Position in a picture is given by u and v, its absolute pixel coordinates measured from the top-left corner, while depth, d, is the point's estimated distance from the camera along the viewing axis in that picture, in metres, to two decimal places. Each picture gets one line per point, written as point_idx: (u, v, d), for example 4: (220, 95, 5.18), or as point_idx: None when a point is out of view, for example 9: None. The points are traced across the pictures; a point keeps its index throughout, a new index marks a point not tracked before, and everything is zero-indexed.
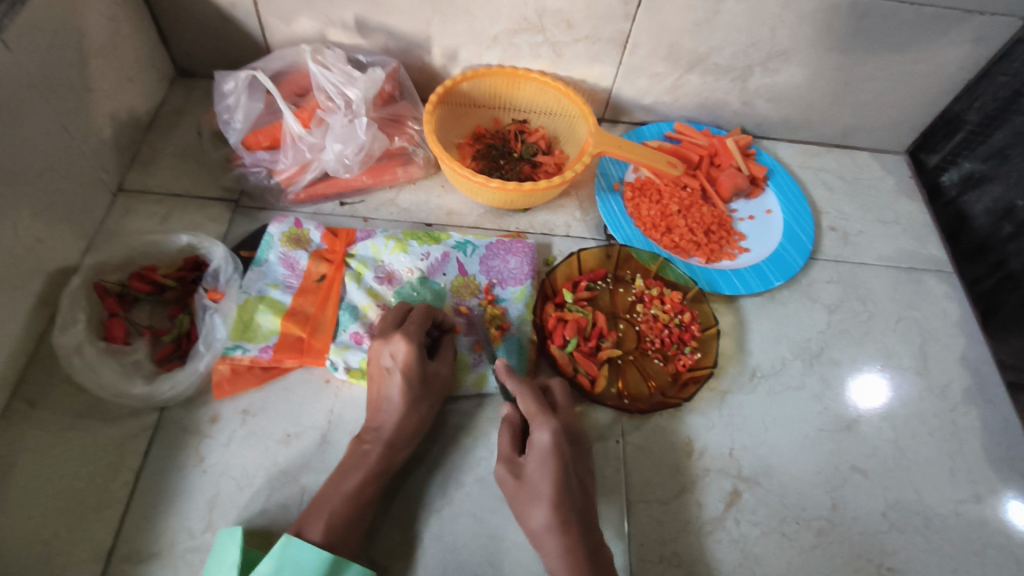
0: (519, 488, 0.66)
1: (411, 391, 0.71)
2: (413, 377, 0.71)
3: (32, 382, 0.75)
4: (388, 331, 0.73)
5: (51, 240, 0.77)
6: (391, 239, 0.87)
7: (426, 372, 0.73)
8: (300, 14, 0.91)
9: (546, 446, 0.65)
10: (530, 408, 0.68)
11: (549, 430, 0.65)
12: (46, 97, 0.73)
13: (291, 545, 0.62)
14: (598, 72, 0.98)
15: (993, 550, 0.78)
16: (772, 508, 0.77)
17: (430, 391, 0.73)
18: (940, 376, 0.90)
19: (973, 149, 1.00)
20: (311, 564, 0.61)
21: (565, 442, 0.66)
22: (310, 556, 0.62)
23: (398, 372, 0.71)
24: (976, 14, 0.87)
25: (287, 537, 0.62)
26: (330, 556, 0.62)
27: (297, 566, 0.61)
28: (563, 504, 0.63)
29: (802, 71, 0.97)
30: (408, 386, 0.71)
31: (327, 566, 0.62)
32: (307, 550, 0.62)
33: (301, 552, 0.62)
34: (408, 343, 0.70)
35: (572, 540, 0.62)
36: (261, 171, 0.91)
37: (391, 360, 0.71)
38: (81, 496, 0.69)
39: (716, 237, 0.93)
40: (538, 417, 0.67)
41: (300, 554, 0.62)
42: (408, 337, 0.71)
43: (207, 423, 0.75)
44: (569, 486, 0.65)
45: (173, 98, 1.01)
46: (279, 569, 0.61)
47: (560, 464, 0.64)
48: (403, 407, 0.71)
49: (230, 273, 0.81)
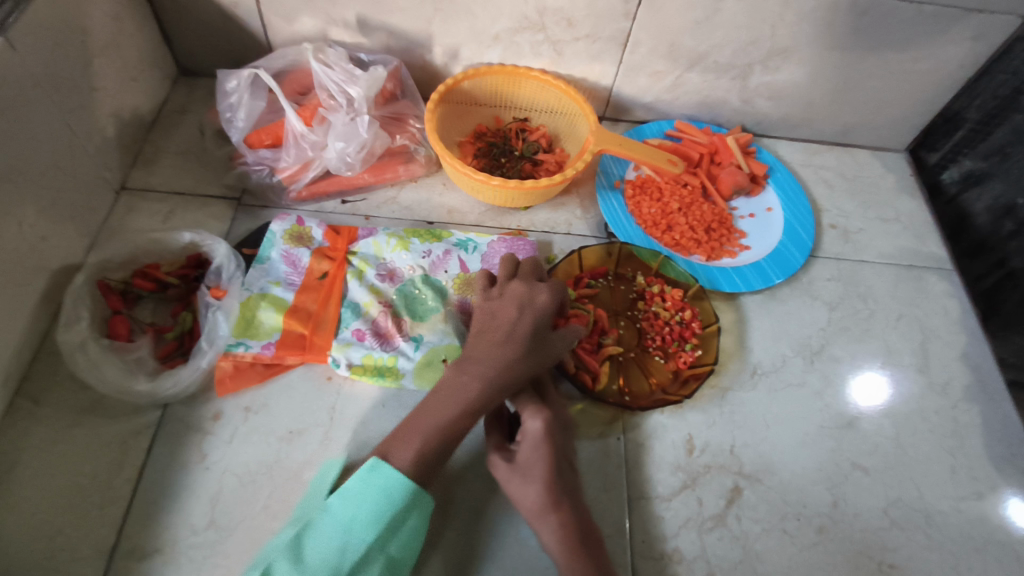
0: (509, 473, 0.66)
1: (524, 340, 0.68)
2: (535, 327, 0.69)
3: (36, 379, 0.75)
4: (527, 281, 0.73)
5: (55, 238, 0.78)
6: (393, 237, 0.88)
7: (540, 327, 0.70)
8: (302, 13, 0.91)
9: (539, 433, 0.66)
10: (521, 398, 0.69)
11: (542, 419, 0.66)
12: (50, 95, 0.74)
13: (376, 469, 0.63)
14: (598, 70, 0.98)
15: (993, 546, 0.78)
16: (773, 505, 0.78)
17: (541, 351, 0.69)
18: (941, 374, 0.90)
19: (974, 147, 1.00)
20: (394, 488, 0.62)
21: (555, 429, 0.68)
22: (396, 481, 0.62)
23: (524, 317, 0.70)
24: (976, 12, 0.87)
25: (376, 461, 0.63)
26: (413, 486, 0.63)
27: (378, 490, 0.62)
28: (556, 484, 0.65)
29: (802, 70, 0.97)
30: (529, 333, 0.69)
31: (409, 494, 0.63)
32: (393, 476, 0.62)
33: (387, 477, 0.62)
34: (551, 294, 0.72)
35: (565, 517, 0.65)
36: (264, 169, 0.91)
37: (527, 306, 0.71)
38: (84, 492, 0.70)
39: (717, 235, 0.93)
40: (532, 407, 0.67)
41: (381, 481, 0.62)
42: (552, 291, 0.72)
43: (210, 420, 0.75)
44: (560, 467, 0.67)
45: (175, 97, 1.01)
46: (365, 490, 0.62)
47: (552, 450, 0.66)
48: (513, 355, 0.67)
49: (232, 271, 0.82)
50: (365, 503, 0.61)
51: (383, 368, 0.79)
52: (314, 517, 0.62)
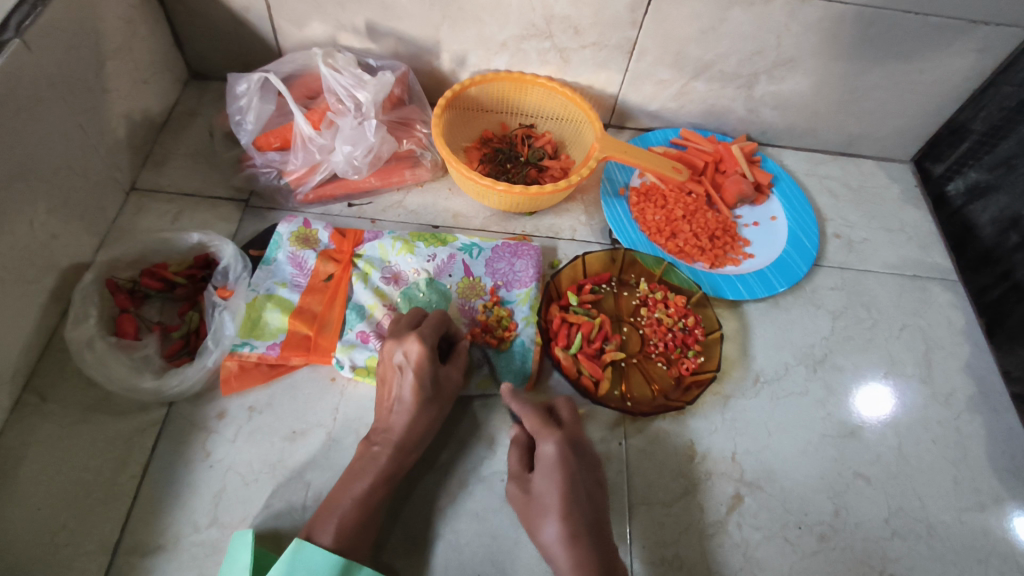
0: (528, 502, 0.68)
1: (424, 391, 0.71)
2: (424, 379, 0.71)
3: (43, 376, 0.76)
4: (401, 332, 0.74)
5: (65, 236, 0.79)
6: (398, 241, 0.88)
7: (437, 370, 0.73)
8: (312, 19, 0.92)
9: (551, 461, 0.67)
10: (534, 421, 0.70)
11: (553, 442, 0.67)
12: (64, 96, 0.75)
13: (301, 550, 0.62)
14: (604, 78, 0.99)
15: (996, 558, 0.78)
16: (774, 513, 0.78)
17: (440, 395, 0.74)
18: (945, 384, 0.90)
19: (980, 159, 0.99)
20: (321, 567, 0.61)
21: (570, 454, 0.67)
22: (323, 561, 0.62)
23: (409, 369, 0.71)
24: (981, 24, 0.88)
25: (298, 542, 0.62)
26: (341, 561, 0.62)
27: (307, 569, 0.61)
28: (571, 514, 0.63)
29: (807, 80, 0.98)
30: (419, 386, 0.71)
31: (338, 568, 0.62)
32: (319, 553, 0.62)
33: (311, 556, 0.62)
34: (421, 344, 0.71)
35: (583, 554, 0.61)
36: (272, 172, 0.92)
37: (403, 358, 0.72)
38: (89, 488, 0.70)
39: (721, 242, 0.93)
40: (543, 430, 0.69)
41: (311, 557, 0.62)
42: (422, 339, 0.72)
43: (215, 419, 0.76)
44: (576, 497, 0.65)
45: (185, 99, 1.03)
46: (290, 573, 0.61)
47: (566, 476, 0.65)
48: (414, 408, 0.71)
49: (240, 271, 0.83)
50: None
51: None
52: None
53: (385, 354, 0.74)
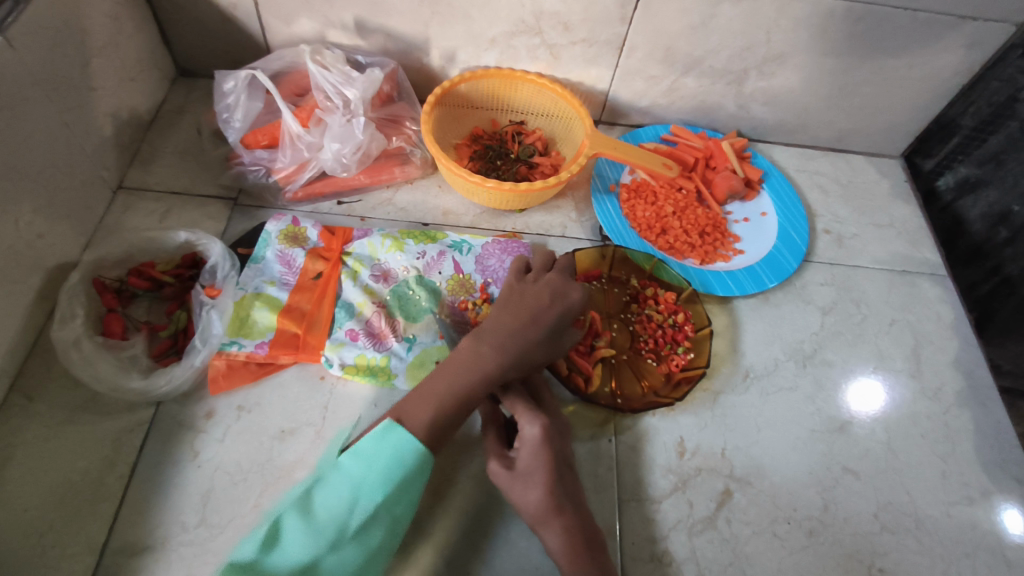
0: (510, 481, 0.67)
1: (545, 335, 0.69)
2: (561, 320, 0.70)
3: (30, 376, 0.76)
4: (566, 275, 0.75)
5: (51, 235, 0.78)
6: (387, 238, 0.88)
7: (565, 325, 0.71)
8: (300, 16, 0.92)
9: (536, 439, 0.67)
10: (517, 405, 0.69)
11: (539, 424, 0.67)
12: (48, 94, 0.74)
13: (391, 432, 0.64)
14: (594, 74, 0.99)
15: (984, 551, 0.78)
16: (763, 508, 0.78)
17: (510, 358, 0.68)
18: (933, 379, 0.90)
19: (969, 154, 1.00)
20: (404, 456, 0.63)
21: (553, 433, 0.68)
22: (409, 444, 0.63)
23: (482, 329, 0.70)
24: (970, 20, 0.88)
25: (390, 424, 0.64)
26: (422, 451, 0.64)
27: (390, 453, 0.63)
28: (558, 489, 0.66)
29: (798, 76, 0.98)
30: (554, 321, 0.70)
31: (420, 460, 0.64)
32: (405, 440, 0.63)
33: (399, 440, 0.63)
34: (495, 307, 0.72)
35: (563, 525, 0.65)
36: (260, 169, 0.92)
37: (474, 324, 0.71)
38: (76, 489, 0.70)
39: (711, 239, 0.94)
40: (528, 412, 0.68)
41: (399, 442, 0.63)
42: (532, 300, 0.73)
43: (203, 418, 0.76)
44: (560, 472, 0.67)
45: (173, 97, 1.02)
46: (378, 452, 0.63)
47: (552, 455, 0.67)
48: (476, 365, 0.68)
49: (227, 270, 0.82)
50: (375, 465, 0.62)
51: (376, 368, 0.79)
52: (326, 473, 0.64)
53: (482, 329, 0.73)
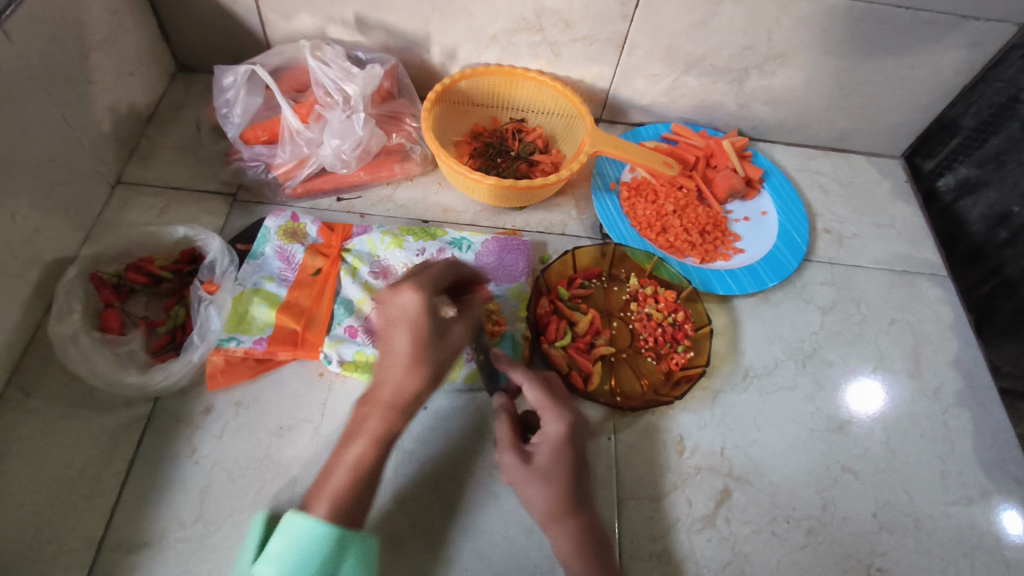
0: (524, 472, 0.66)
1: (421, 348, 0.66)
2: (423, 333, 0.66)
3: (27, 371, 0.75)
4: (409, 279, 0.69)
5: (49, 230, 0.78)
6: (387, 235, 0.87)
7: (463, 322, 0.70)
8: (301, 11, 0.92)
9: (560, 435, 0.66)
10: (543, 399, 0.68)
11: (563, 421, 0.67)
12: (46, 87, 0.74)
13: (293, 522, 0.60)
14: (595, 72, 0.99)
15: (982, 551, 0.78)
16: (762, 507, 0.78)
17: (445, 354, 0.68)
18: (933, 379, 0.90)
19: (969, 155, 1.00)
20: (314, 541, 0.60)
21: (576, 433, 0.67)
22: (313, 528, 0.60)
23: (403, 336, 0.66)
24: (972, 19, 0.88)
25: (290, 514, 0.61)
26: (333, 532, 0.60)
27: (301, 542, 0.59)
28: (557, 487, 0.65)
29: (799, 75, 0.98)
30: (418, 339, 0.66)
31: (333, 535, 0.60)
32: (308, 526, 0.60)
33: (302, 528, 0.60)
34: (418, 297, 0.67)
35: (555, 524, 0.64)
36: (259, 165, 0.91)
37: (396, 320, 0.67)
38: (73, 484, 0.69)
39: (711, 237, 0.93)
40: (553, 408, 0.67)
41: (302, 529, 0.60)
42: (421, 288, 0.68)
43: (201, 414, 0.75)
44: (579, 471, 0.66)
45: (172, 92, 1.02)
46: (285, 549, 0.59)
47: (574, 453, 0.66)
48: (411, 366, 0.66)
49: (226, 266, 0.82)
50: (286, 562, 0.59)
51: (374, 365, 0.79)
52: None
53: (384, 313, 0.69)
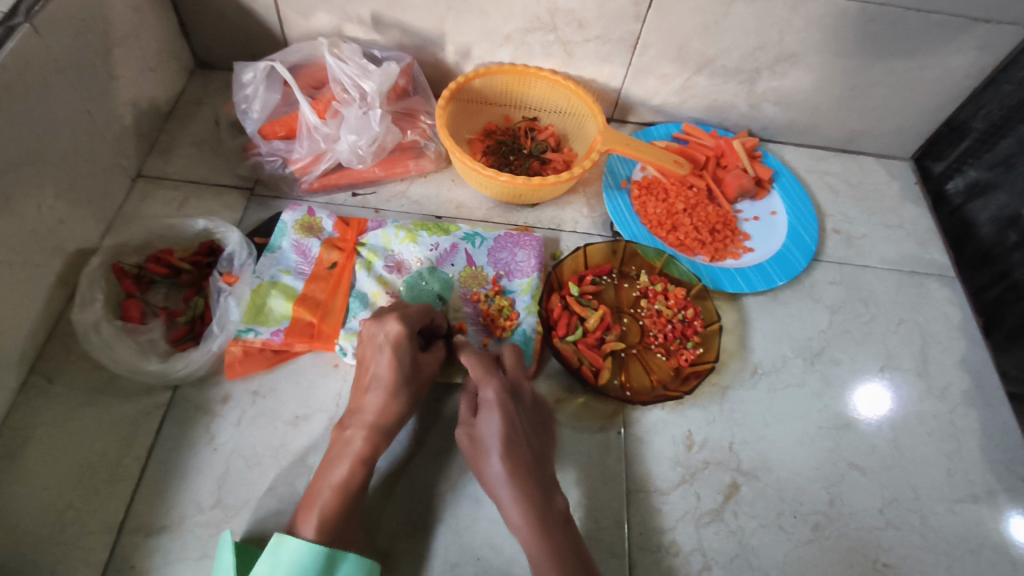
0: (473, 448, 0.68)
1: (400, 374, 0.71)
2: (403, 358, 0.71)
3: (50, 359, 0.77)
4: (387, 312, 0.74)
5: (72, 221, 0.79)
6: (401, 230, 0.89)
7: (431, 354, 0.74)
8: (318, 10, 0.93)
9: (493, 401, 0.68)
10: (477, 371, 0.71)
11: (494, 386, 0.69)
12: (72, 82, 0.76)
13: (282, 543, 0.62)
14: (608, 72, 1.00)
15: (988, 548, 0.79)
16: (769, 502, 0.79)
17: (417, 379, 0.73)
18: (940, 378, 0.91)
19: (980, 157, 1.00)
20: (303, 559, 0.62)
21: (508, 399, 0.69)
22: (304, 550, 0.62)
23: (387, 350, 0.71)
24: (983, 22, 0.88)
25: (280, 536, 0.62)
26: (326, 550, 0.62)
27: (291, 562, 0.61)
28: None
29: (809, 76, 0.99)
30: (398, 364, 0.71)
31: (323, 558, 0.62)
32: (298, 546, 0.62)
33: (295, 549, 0.62)
34: (401, 324, 0.72)
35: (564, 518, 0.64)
36: (277, 160, 0.93)
37: (383, 337, 0.71)
38: (94, 469, 0.71)
39: (721, 236, 0.94)
40: (485, 376, 0.70)
41: (291, 551, 0.62)
42: (403, 319, 0.72)
43: (219, 403, 0.77)
44: (516, 439, 0.67)
45: (191, 88, 1.04)
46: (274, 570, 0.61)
47: (509, 420, 0.67)
48: (389, 386, 0.70)
49: (244, 258, 0.83)
50: None
51: None
52: None
53: (366, 334, 0.74)
